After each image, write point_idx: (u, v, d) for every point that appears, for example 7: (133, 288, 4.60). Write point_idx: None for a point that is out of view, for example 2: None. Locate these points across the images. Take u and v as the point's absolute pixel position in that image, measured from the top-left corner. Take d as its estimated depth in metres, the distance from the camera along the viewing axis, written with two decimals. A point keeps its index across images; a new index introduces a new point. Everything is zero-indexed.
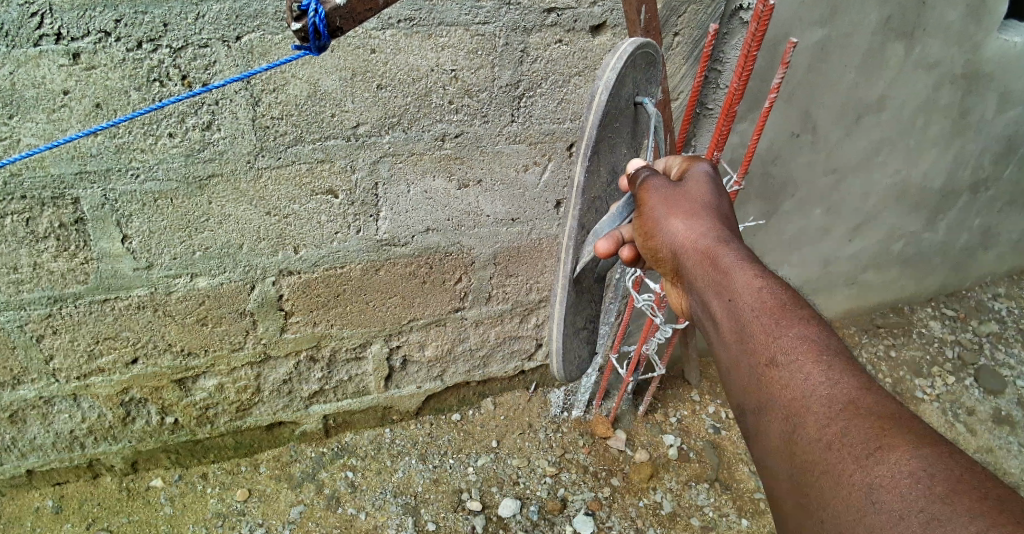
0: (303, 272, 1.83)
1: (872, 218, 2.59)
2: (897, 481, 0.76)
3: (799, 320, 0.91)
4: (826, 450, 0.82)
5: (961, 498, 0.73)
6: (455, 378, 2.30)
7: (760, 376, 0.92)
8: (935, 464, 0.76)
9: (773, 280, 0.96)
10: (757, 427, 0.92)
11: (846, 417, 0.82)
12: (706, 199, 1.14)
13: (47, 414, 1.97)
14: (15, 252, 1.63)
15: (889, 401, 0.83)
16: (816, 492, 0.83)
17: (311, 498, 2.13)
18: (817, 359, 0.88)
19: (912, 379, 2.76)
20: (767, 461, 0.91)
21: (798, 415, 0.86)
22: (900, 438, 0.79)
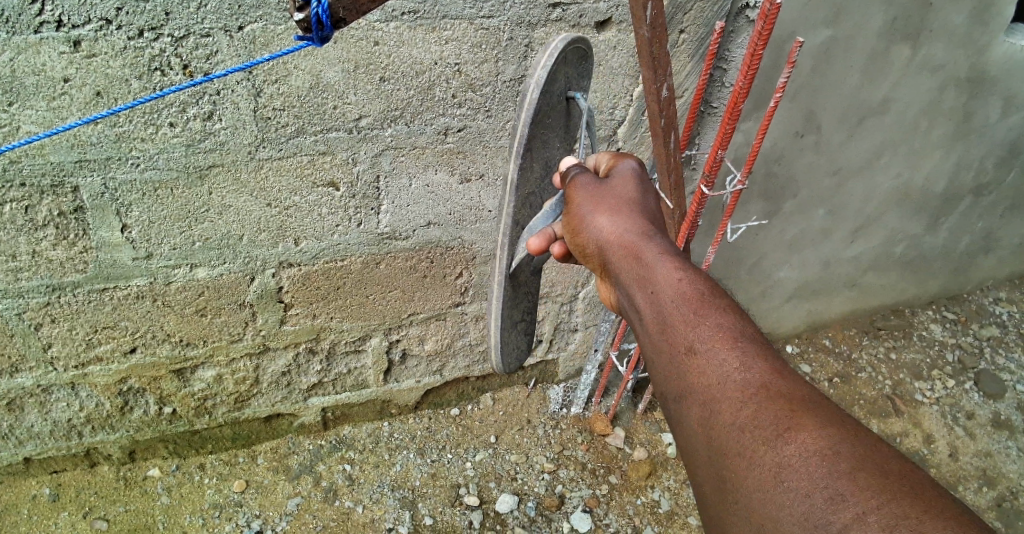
0: (303, 264, 1.83)
1: (875, 220, 2.58)
2: (804, 460, 0.80)
3: (715, 309, 0.95)
4: (739, 434, 0.85)
5: (862, 475, 0.77)
6: (454, 373, 2.30)
7: (679, 365, 0.94)
8: (840, 443, 0.80)
9: (692, 272, 1.00)
10: (677, 414, 0.95)
11: (758, 401, 0.86)
12: (631, 194, 1.16)
13: (44, 402, 1.97)
14: (14, 240, 1.62)
15: (798, 385, 0.87)
16: (730, 474, 0.86)
17: (308, 490, 2.13)
18: (731, 346, 0.91)
19: (912, 381, 2.76)
20: (686, 449, 0.93)
21: (714, 401, 0.89)
22: (807, 419, 0.82)
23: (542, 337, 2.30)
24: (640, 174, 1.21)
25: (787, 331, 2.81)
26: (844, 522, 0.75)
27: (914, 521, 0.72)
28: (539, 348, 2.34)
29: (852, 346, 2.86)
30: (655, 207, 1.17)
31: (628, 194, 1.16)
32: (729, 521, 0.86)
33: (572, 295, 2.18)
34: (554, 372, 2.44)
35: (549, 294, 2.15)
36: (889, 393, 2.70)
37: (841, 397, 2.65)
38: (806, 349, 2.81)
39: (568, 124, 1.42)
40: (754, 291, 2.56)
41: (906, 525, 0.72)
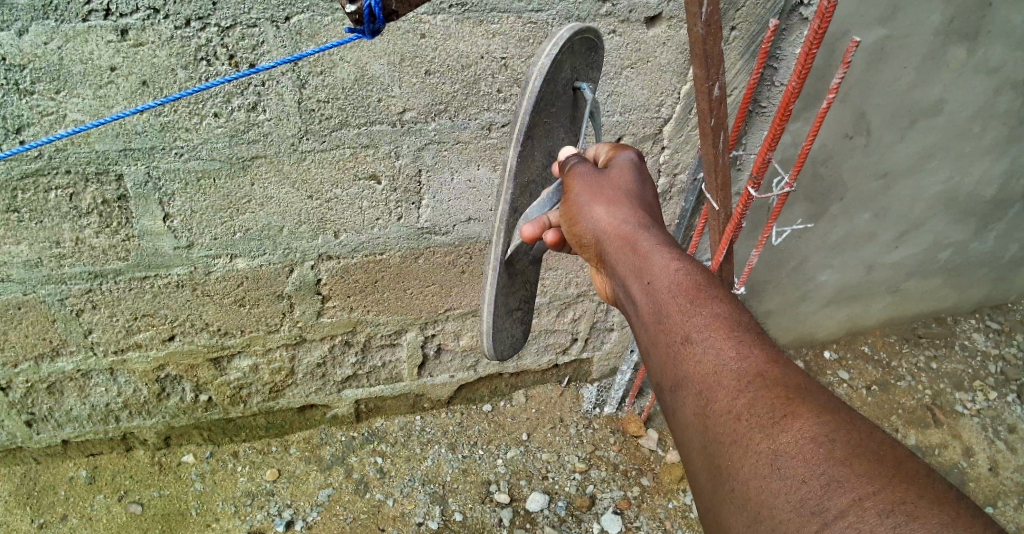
0: (342, 257, 1.83)
1: (921, 226, 2.52)
2: (802, 447, 0.76)
3: (710, 297, 0.92)
4: (734, 422, 0.82)
5: (857, 460, 0.74)
6: (488, 368, 2.29)
7: (674, 354, 0.91)
8: (836, 429, 0.77)
9: (688, 261, 0.97)
10: (672, 404, 0.91)
11: (754, 389, 0.82)
12: (629, 183, 1.14)
13: (84, 386, 2.00)
14: (58, 227, 1.64)
15: (795, 372, 0.84)
16: (725, 462, 0.82)
17: (340, 481, 2.14)
18: (728, 335, 0.88)
19: (953, 392, 2.70)
20: (681, 439, 0.90)
21: (709, 390, 0.86)
22: (804, 407, 0.79)
23: (576, 335, 2.27)
24: (639, 164, 1.19)
25: (824, 337, 2.76)
26: (840, 507, 0.72)
27: (910, 506, 0.69)
28: (573, 346, 2.32)
29: (892, 354, 2.80)
30: (652, 196, 1.15)
31: (626, 183, 1.14)
32: (723, 510, 0.82)
33: None
34: (587, 371, 2.43)
35: (586, 293, 2.13)
36: (928, 403, 2.64)
37: (879, 406, 2.59)
38: (844, 356, 2.76)
39: (573, 113, 1.39)
40: (793, 295, 2.52)
41: (903, 510, 0.69)
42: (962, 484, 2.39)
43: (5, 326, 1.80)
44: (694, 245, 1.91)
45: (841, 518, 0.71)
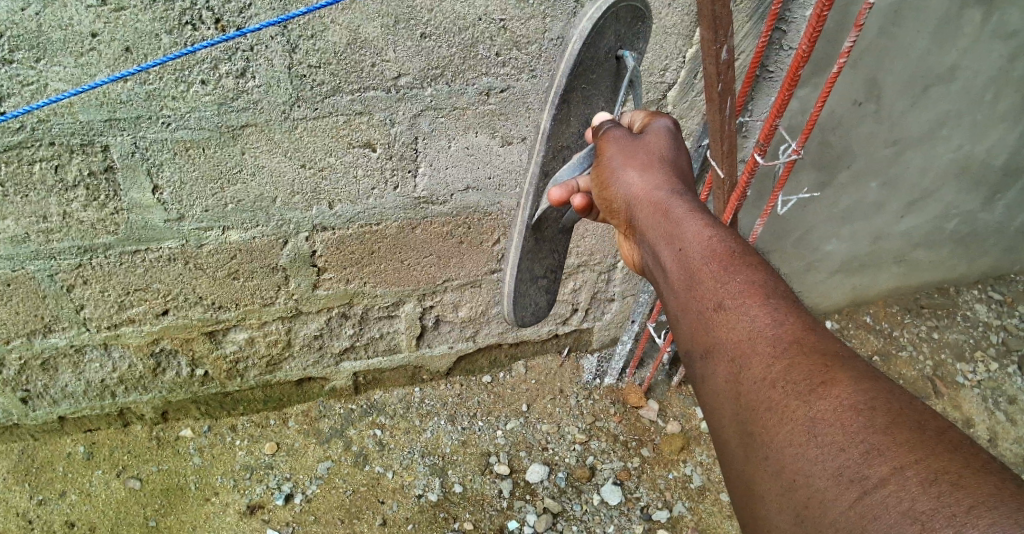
0: (337, 228, 1.79)
1: (929, 195, 2.48)
2: (840, 414, 0.74)
3: (746, 264, 0.90)
4: (769, 388, 0.80)
5: (898, 430, 0.71)
6: (488, 339, 2.26)
7: (707, 321, 0.89)
8: (877, 398, 0.74)
9: (723, 229, 0.95)
10: (703, 371, 0.90)
11: (792, 356, 0.80)
12: (662, 153, 1.12)
13: (78, 362, 1.97)
14: (44, 201, 1.60)
15: (834, 341, 0.81)
16: (760, 429, 0.80)
17: (339, 454, 2.13)
18: (763, 301, 0.86)
19: (954, 363, 2.69)
20: (713, 408, 0.88)
21: (743, 356, 0.84)
22: (842, 373, 0.77)
23: (577, 306, 2.25)
24: (674, 134, 1.17)
25: (828, 307, 2.75)
26: (880, 476, 0.69)
27: (954, 476, 0.66)
28: (574, 317, 2.30)
29: (894, 324, 2.79)
30: (685, 166, 1.13)
31: (659, 151, 1.12)
32: (755, 479, 0.80)
33: (610, 265, 2.13)
34: (589, 341, 2.41)
35: (588, 263, 2.10)
36: (930, 374, 2.64)
37: None
38: (847, 326, 2.75)
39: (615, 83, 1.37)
40: (797, 265, 2.50)
41: (946, 479, 0.66)
42: None
43: None
44: None
45: (882, 485, 0.69)
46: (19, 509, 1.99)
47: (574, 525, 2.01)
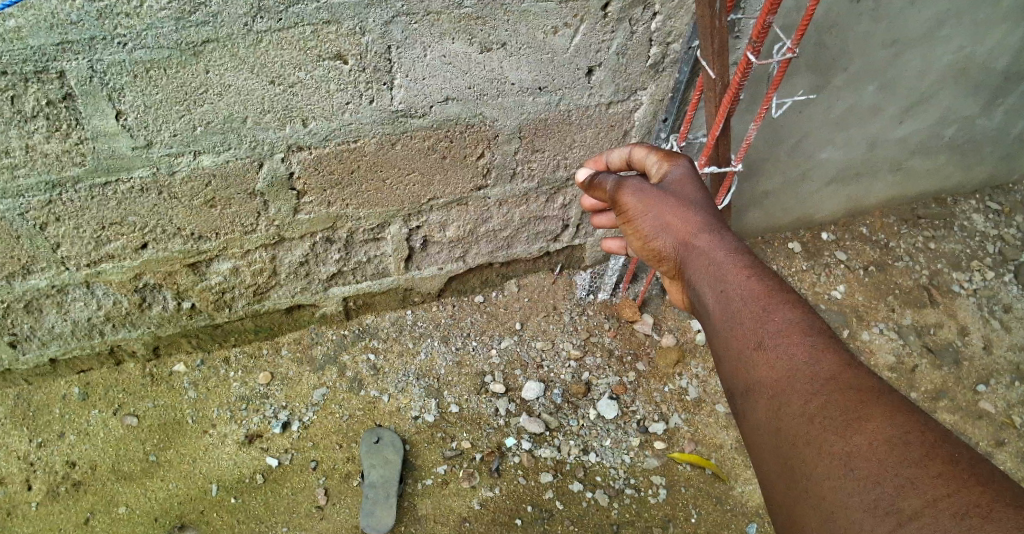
0: (314, 147, 1.72)
1: (928, 101, 2.40)
2: (874, 447, 0.88)
3: (783, 305, 1.07)
4: (808, 424, 0.95)
5: (931, 463, 0.84)
6: (478, 259, 2.23)
7: (747, 357, 1.06)
8: (909, 433, 0.88)
9: (760, 274, 1.13)
10: (746, 404, 1.05)
11: (829, 393, 0.95)
12: (693, 194, 1.31)
13: (62, 303, 1.93)
14: (4, 135, 1.52)
15: (869, 377, 0.96)
16: (799, 462, 0.94)
17: (334, 380, 2.13)
18: (801, 340, 1.02)
19: (950, 272, 2.68)
20: (755, 441, 1.03)
21: (782, 390, 0.99)
22: (877, 410, 0.91)
23: (568, 221, 2.21)
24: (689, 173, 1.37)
25: (823, 218, 2.71)
26: (916, 508, 0.82)
27: (984, 509, 0.78)
28: (565, 233, 2.26)
29: (891, 235, 2.76)
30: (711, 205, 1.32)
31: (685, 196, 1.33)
32: (798, 510, 0.94)
33: None
34: (581, 258, 2.39)
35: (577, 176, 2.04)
36: (926, 283, 2.63)
37: (876, 287, 2.60)
38: (843, 238, 2.72)
39: None
40: (792, 175, 2.44)
41: (977, 512, 0.78)
42: (956, 362, 2.42)
43: None
44: (690, 120, 1.83)
45: (916, 518, 0.81)
46: (20, 453, 1.99)
47: (572, 440, 2.04)
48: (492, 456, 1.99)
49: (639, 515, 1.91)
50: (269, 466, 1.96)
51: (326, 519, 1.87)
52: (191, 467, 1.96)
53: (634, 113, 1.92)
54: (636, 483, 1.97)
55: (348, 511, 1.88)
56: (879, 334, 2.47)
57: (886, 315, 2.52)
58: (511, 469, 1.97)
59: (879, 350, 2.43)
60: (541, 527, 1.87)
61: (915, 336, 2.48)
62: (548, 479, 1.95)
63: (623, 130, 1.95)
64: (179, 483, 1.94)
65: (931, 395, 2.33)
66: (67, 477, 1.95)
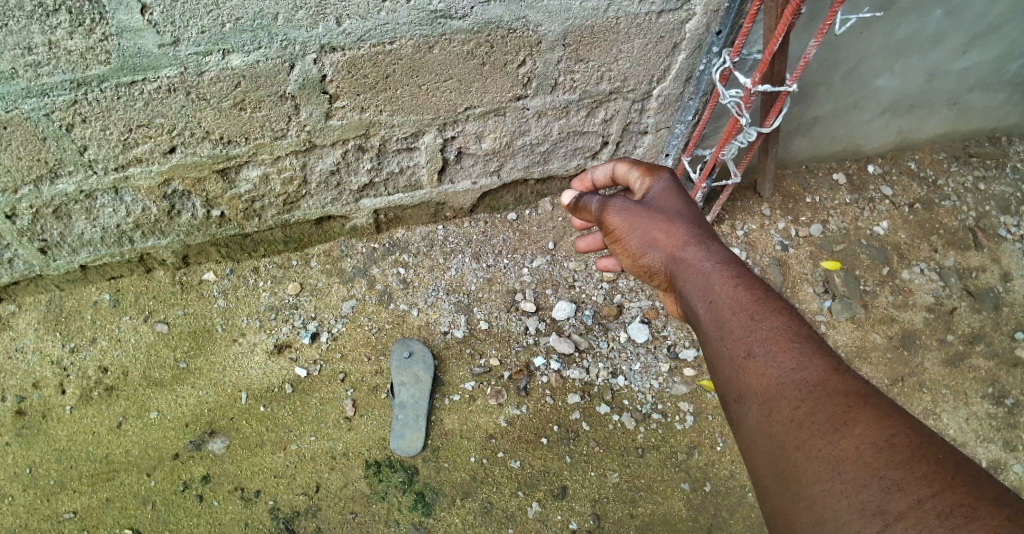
0: (348, 49, 1.64)
1: (997, 29, 2.23)
2: (861, 451, 0.90)
3: (770, 314, 1.10)
4: (799, 429, 0.97)
5: (918, 465, 0.87)
6: (512, 175, 2.17)
7: (739, 367, 1.08)
8: (896, 435, 0.90)
9: (748, 283, 1.16)
10: (738, 416, 1.07)
11: (816, 397, 0.97)
12: (680, 209, 1.34)
13: (91, 209, 1.89)
14: (26, 29, 1.45)
15: (855, 381, 0.98)
16: (790, 469, 0.96)
17: (363, 293, 2.12)
18: (788, 347, 1.04)
19: (998, 215, 2.57)
20: (749, 450, 1.04)
21: (772, 400, 1.02)
22: (863, 413, 0.93)
23: (608, 139, 2.13)
24: (677, 188, 1.38)
25: (871, 150, 2.60)
26: (900, 510, 0.84)
27: (969, 509, 0.81)
28: (603, 152, 2.19)
29: (940, 172, 2.64)
30: (700, 216, 1.34)
31: (675, 210, 1.34)
32: (791, 512, 0.95)
33: (645, 93, 1.99)
34: None
35: (620, 90, 1.95)
36: (972, 225, 2.53)
37: (920, 225, 2.50)
38: (889, 172, 2.61)
39: None
40: (843, 102, 2.32)
41: (962, 512, 0.81)
42: (996, 308, 2.35)
43: None
44: (744, 34, 1.73)
45: (902, 519, 0.84)
46: (54, 357, 2.01)
47: (600, 362, 2.03)
48: (521, 374, 1.99)
49: (664, 440, 1.92)
50: (297, 377, 1.98)
51: (353, 431, 1.89)
52: (221, 375, 1.98)
53: (685, 24, 1.81)
54: (663, 408, 1.97)
55: (375, 424, 1.91)
56: (920, 274, 2.38)
57: (927, 255, 2.43)
58: (539, 388, 1.97)
59: (918, 290, 2.35)
60: (567, 447, 1.88)
61: (956, 278, 2.39)
62: (575, 400, 1.96)
63: (673, 42, 1.85)
64: (209, 390, 1.96)
65: (967, 339, 2.26)
66: (99, 382, 1.97)
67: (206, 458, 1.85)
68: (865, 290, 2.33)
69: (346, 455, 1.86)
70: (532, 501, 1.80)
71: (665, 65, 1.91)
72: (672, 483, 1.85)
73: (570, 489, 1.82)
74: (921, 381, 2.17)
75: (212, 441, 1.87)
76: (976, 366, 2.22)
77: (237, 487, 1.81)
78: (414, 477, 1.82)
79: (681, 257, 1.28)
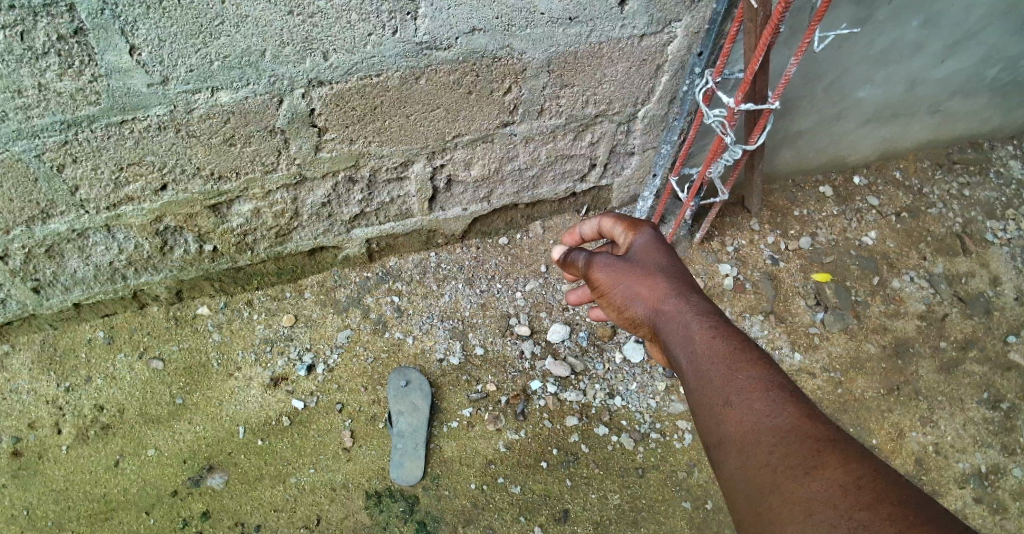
0: (335, 82, 1.66)
1: (972, 39, 2.28)
2: (831, 493, 0.97)
3: (746, 363, 1.16)
4: (773, 473, 1.03)
5: (882, 506, 0.93)
6: (503, 200, 2.19)
7: (717, 414, 1.14)
8: (862, 478, 0.97)
9: (725, 335, 1.22)
10: (719, 460, 1.13)
11: (789, 443, 1.04)
12: (661, 263, 1.39)
13: (84, 247, 1.89)
14: (16, 73, 1.45)
15: (825, 427, 1.05)
16: (767, 510, 1.03)
17: (358, 322, 2.12)
18: (763, 395, 1.11)
19: (984, 221, 2.60)
20: (729, 492, 1.11)
21: (749, 445, 1.08)
22: (832, 457, 1.00)
23: (596, 160, 2.16)
24: (658, 242, 1.43)
25: (855, 161, 2.63)
26: None
27: None
28: (592, 173, 2.21)
29: (924, 180, 2.67)
30: (681, 269, 1.39)
31: (656, 264, 1.39)
32: None
33: (630, 115, 2.02)
34: (608, 200, 2.36)
35: (606, 113, 1.98)
36: (959, 232, 2.56)
37: (908, 234, 2.52)
38: (875, 182, 2.64)
39: None
40: (825, 115, 2.36)
41: None
42: (986, 312, 2.37)
43: None
44: (726, 54, 1.75)
45: None
46: (49, 397, 2.00)
47: (597, 383, 2.03)
48: (518, 398, 1.99)
49: (664, 459, 1.92)
50: (294, 409, 1.97)
51: (352, 461, 1.89)
52: (218, 410, 1.98)
53: (667, 47, 1.84)
54: (661, 427, 1.97)
55: (375, 453, 1.90)
56: (910, 283, 2.40)
57: (917, 263, 2.45)
58: (536, 412, 1.97)
59: (909, 298, 2.37)
60: (567, 470, 1.88)
61: (946, 284, 2.42)
62: (573, 422, 1.96)
63: (656, 65, 1.88)
64: (207, 425, 1.95)
65: (960, 345, 2.28)
66: (95, 420, 1.96)
67: (205, 494, 1.84)
68: (856, 301, 2.34)
69: (345, 486, 1.85)
70: (534, 526, 1.79)
71: (649, 87, 1.94)
72: (673, 502, 1.85)
73: (571, 512, 1.82)
74: (917, 389, 2.18)
75: (211, 476, 1.86)
76: (970, 372, 2.23)
77: (237, 522, 1.80)
78: (415, 506, 1.82)
79: (662, 310, 1.33)
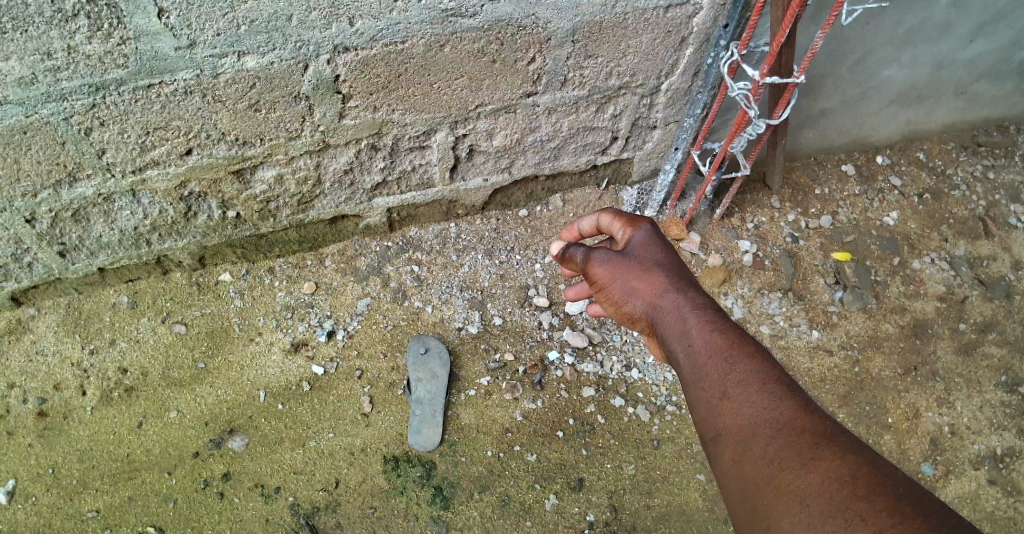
0: (361, 49, 1.66)
1: (1004, 17, 2.23)
2: (826, 485, 0.98)
3: (742, 357, 1.18)
4: (770, 465, 1.05)
5: (878, 497, 0.94)
6: (523, 172, 2.19)
7: (714, 407, 1.16)
8: (857, 471, 0.98)
9: (722, 330, 1.23)
10: (716, 453, 1.15)
11: (786, 435, 1.06)
12: (659, 259, 1.39)
13: (109, 212, 1.92)
14: (46, 35, 1.47)
15: (822, 421, 1.07)
16: (763, 502, 1.04)
17: (377, 291, 2.15)
18: (761, 389, 1.13)
19: (1008, 204, 2.57)
20: (725, 483, 1.12)
21: (746, 437, 1.10)
22: (828, 450, 1.01)
23: (617, 133, 2.15)
24: (656, 238, 1.43)
25: (879, 141, 2.60)
26: None
27: None
28: (613, 146, 2.21)
29: (949, 162, 2.63)
30: (680, 264, 1.40)
31: (654, 259, 1.39)
32: None
33: (653, 88, 2.01)
34: (628, 174, 2.36)
35: (629, 84, 1.97)
36: (982, 214, 2.53)
37: (930, 215, 2.50)
38: (898, 162, 2.61)
39: None
40: (851, 93, 2.33)
41: None
42: (1007, 296, 2.35)
43: (15, 153, 1.68)
44: (752, 26, 1.74)
45: None
46: (74, 359, 2.04)
47: (614, 355, 2.05)
48: (535, 369, 2.01)
49: (679, 431, 1.94)
50: (314, 375, 2.00)
51: (371, 427, 1.92)
52: (239, 374, 2.01)
53: (692, 18, 1.83)
54: (677, 400, 1.99)
55: (392, 419, 1.93)
56: (931, 264, 2.39)
57: (938, 245, 2.44)
58: (554, 382, 1.99)
59: (929, 279, 2.35)
60: (582, 440, 1.90)
61: (967, 267, 2.40)
62: (590, 393, 1.98)
63: (681, 36, 1.87)
64: (228, 388, 1.99)
65: (979, 328, 2.27)
66: (119, 383, 2.00)
67: (226, 455, 1.88)
68: (876, 281, 2.33)
69: (364, 450, 1.88)
70: (549, 494, 1.82)
71: (674, 59, 1.93)
72: (687, 474, 1.87)
73: (586, 481, 1.84)
74: (935, 369, 2.17)
75: (232, 439, 1.90)
76: (989, 354, 2.22)
77: (257, 484, 1.84)
78: (432, 471, 1.85)
79: (660, 305, 1.34)
